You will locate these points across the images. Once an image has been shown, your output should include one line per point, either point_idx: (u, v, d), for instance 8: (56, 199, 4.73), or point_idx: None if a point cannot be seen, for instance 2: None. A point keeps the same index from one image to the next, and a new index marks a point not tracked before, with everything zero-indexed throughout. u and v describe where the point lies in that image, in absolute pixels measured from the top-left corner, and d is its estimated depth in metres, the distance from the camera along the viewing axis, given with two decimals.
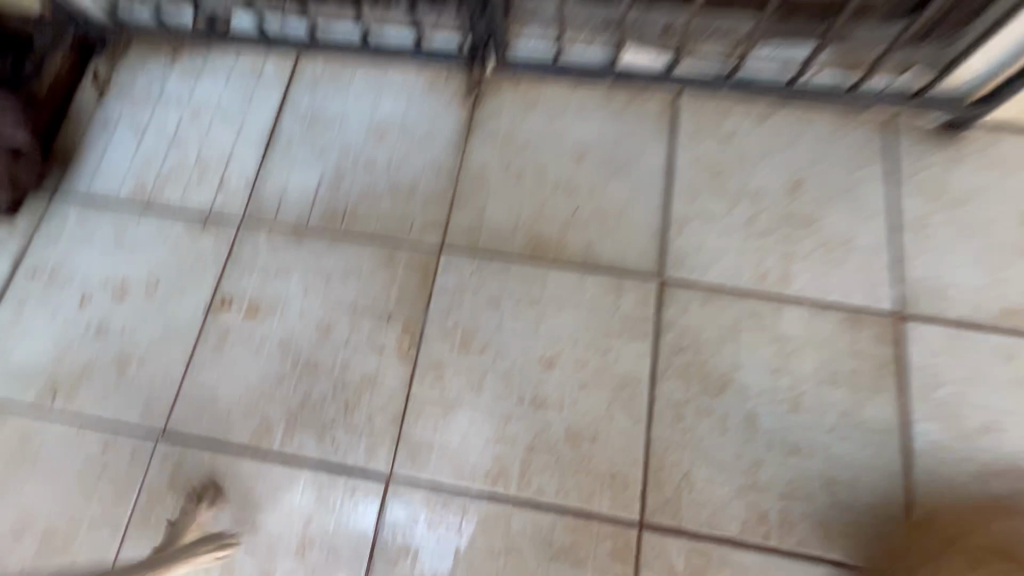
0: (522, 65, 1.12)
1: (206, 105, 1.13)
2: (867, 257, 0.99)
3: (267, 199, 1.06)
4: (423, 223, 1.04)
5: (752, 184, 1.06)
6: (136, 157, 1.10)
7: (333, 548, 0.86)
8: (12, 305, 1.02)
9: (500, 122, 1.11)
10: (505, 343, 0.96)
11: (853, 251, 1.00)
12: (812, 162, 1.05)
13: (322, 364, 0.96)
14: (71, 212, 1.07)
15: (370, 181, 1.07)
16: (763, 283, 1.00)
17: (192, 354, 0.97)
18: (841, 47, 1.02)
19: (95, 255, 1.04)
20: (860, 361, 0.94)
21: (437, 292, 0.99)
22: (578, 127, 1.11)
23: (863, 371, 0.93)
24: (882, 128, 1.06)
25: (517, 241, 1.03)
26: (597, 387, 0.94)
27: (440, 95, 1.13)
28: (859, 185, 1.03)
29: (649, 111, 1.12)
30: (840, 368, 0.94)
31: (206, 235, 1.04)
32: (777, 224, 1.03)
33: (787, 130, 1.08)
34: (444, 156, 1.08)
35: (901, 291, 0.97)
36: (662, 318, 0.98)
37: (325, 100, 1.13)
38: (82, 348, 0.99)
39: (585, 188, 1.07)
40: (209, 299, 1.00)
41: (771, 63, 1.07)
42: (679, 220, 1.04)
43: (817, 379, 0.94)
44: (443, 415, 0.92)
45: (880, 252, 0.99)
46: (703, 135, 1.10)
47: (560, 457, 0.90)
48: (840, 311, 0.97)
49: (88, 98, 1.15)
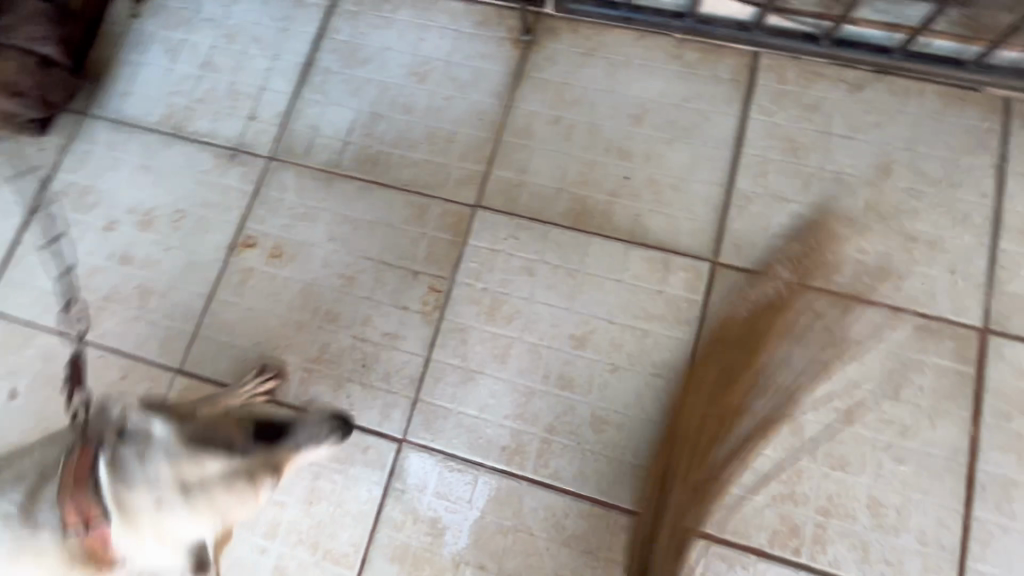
0: (585, 11, 1.01)
1: (238, 30, 1.12)
2: (955, 261, 0.88)
3: (299, 136, 1.05)
4: (459, 178, 1.00)
5: (831, 163, 0.93)
6: (168, 81, 1.12)
7: (340, 503, 0.88)
8: (43, 225, 1.06)
9: (551, 72, 1.02)
10: (535, 316, 0.92)
11: (941, 253, 0.89)
12: (907, 144, 0.92)
13: (344, 316, 0.96)
14: (100, 132, 1.10)
15: (408, 131, 1.03)
16: (828, 277, 0.89)
17: (219, 296, 0.99)
18: (968, 11, 0.88)
19: (123, 178, 1.07)
20: (929, 377, 0.85)
21: (468, 253, 0.96)
22: (637, 82, 1.00)
23: (935, 389, 0.84)
24: (1000, 111, 0.92)
25: (558, 206, 0.97)
26: (628, 372, 0.89)
27: (489, 37, 1.05)
28: (958, 176, 0.91)
29: (723, 67, 0.98)
30: (904, 381, 0.85)
31: (235, 169, 1.05)
32: (856, 212, 0.91)
33: (884, 102, 0.94)
34: (488, 106, 1.03)
35: (991, 304, 0.86)
36: (708, 306, 0.90)
37: (364, 34, 1.09)
38: (108, 271, 1.02)
39: (637, 154, 0.97)
40: (234, 238, 1.02)
41: (878, 21, 0.92)
42: (740, 197, 0.94)
43: (878, 389, 0.85)
44: (463, 384, 0.91)
45: (970, 257, 0.88)
46: (782, 100, 0.96)
47: (583, 442, 0.87)
48: (915, 319, 0.87)
49: (122, 14, 1.16)
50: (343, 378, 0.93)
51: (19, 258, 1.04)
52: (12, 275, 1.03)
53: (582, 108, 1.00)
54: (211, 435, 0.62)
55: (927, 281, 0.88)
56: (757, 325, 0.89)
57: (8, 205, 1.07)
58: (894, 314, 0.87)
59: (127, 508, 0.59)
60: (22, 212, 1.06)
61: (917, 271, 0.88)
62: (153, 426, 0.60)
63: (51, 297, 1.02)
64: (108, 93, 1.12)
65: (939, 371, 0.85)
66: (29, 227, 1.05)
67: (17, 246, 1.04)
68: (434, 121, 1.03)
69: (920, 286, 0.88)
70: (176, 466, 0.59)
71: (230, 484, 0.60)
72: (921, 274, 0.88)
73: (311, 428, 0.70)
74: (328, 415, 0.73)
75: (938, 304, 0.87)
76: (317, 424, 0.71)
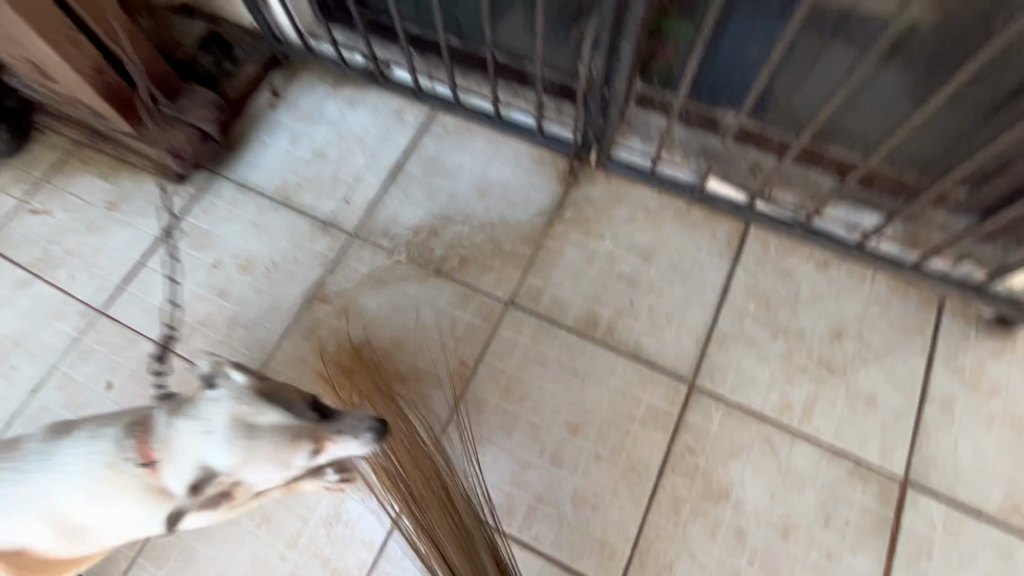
0: (619, 169, 1.29)
1: (351, 133, 1.43)
2: (887, 419, 1.08)
3: (381, 222, 1.33)
4: (499, 277, 1.25)
5: (797, 321, 1.16)
6: (286, 160, 1.41)
7: (354, 528, 1.05)
8: (163, 254, 1.32)
9: (586, 209, 1.30)
10: (541, 401, 1.13)
11: (875, 411, 1.09)
12: (857, 317, 1.15)
13: (388, 372, 1.18)
14: (224, 190, 1.38)
15: (464, 233, 1.30)
16: (782, 412, 1.10)
17: (292, 337, 1.23)
18: (908, 226, 1.13)
19: (234, 229, 1.34)
20: (855, 511, 1.03)
21: (496, 340, 1.19)
22: (651, 229, 1.26)
23: (856, 522, 1.02)
24: (933, 305, 1.15)
25: (574, 315, 1.20)
26: (609, 462, 1.08)
27: (542, 172, 1.34)
28: (896, 350, 1.13)
29: (720, 229, 1.25)
30: (834, 511, 1.03)
31: (324, 238, 1.31)
32: (812, 364, 1.13)
33: (842, 281, 1.19)
34: (531, 226, 1.29)
35: (913, 460, 1.05)
36: (683, 418, 1.10)
37: (446, 151, 1.39)
38: (207, 301, 1.27)
39: (643, 284, 1.22)
40: (313, 292, 1.26)
41: (842, 220, 1.18)
42: (720, 334, 1.16)
43: (812, 514, 1.03)
44: (473, 446, 1.10)
45: (899, 418, 1.08)
46: (763, 264, 1.21)
47: (563, 514, 1.05)
48: (849, 461, 1.06)
49: (262, 103, 1.47)
50: None
51: (140, 276, 1.30)
52: (132, 289, 1.28)
53: (605, 240, 1.26)
54: (274, 394, 0.83)
55: (862, 431, 1.08)
56: (719, 441, 1.08)
57: (142, 234, 1.34)
58: (834, 454, 1.06)
59: (184, 426, 0.80)
60: (152, 242, 1.33)
61: (855, 420, 1.08)
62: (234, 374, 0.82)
63: (158, 312, 1.26)
64: (239, 160, 1.40)
65: (863, 507, 1.03)
66: (153, 254, 1.32)
67: (141, 268, 1.31)
68: (487, 228, 1.30)
69: (856, 433, 1.08)
70: (238, 408, 0.79)
71: (276, 432, 0.79)
72: (858, 424, 1.08)
73: (356, 417, 0.86)
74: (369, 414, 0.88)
75: (869, 452, 1.06)
76: (362, 415, 0.87)
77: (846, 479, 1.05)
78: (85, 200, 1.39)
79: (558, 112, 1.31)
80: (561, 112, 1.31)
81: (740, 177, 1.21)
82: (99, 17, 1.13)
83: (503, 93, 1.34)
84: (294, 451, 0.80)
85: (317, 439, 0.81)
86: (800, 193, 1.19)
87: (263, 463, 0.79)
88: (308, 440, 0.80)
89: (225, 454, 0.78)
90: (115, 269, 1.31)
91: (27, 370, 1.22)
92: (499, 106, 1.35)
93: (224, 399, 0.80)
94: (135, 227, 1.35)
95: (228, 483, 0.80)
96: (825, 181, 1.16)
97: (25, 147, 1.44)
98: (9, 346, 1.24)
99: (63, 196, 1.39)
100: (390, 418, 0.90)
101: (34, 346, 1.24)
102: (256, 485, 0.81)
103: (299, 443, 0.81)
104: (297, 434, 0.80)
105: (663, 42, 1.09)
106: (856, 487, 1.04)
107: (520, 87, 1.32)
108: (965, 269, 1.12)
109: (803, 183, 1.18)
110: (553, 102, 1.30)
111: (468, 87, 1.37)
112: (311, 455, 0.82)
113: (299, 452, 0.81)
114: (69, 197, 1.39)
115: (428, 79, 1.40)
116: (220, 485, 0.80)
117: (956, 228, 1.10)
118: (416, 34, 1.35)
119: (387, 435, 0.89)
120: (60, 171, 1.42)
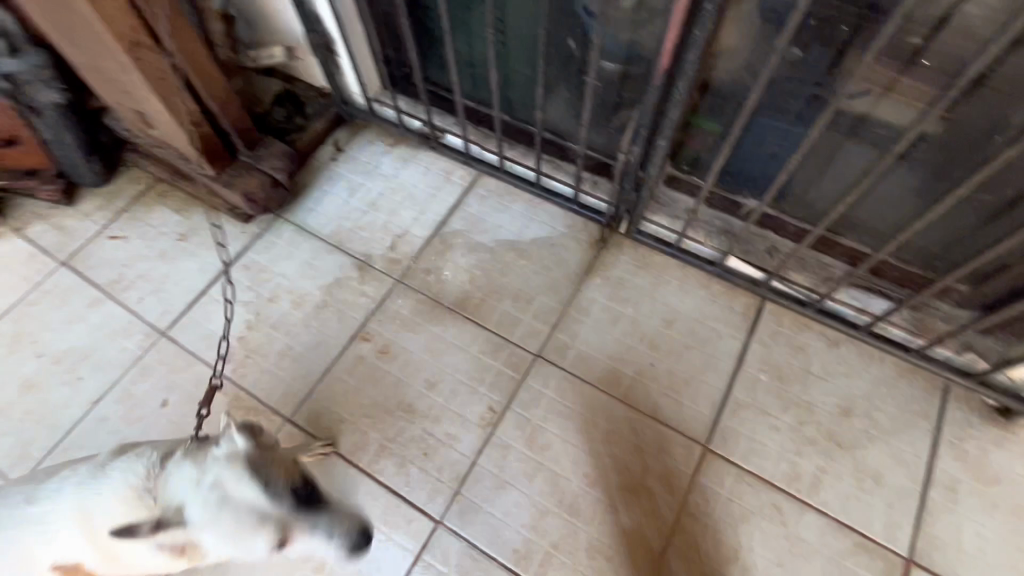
0: (646, 239, 1.41)
1: (403, 187, 1.58)
2: (892, 496, 1.13)
3: (424, 271, 1.45)
4: (529, 331, 1.35)
5: (807, 395, 1.23)
6: (343, 208, 1.55)
7: (379, 558, 1.12)
8: (225, 284, 1.45)
9: (613, 273, 1.41)
10: (563, 451, 1.20)
11: (881, 487, 1.14)
12: (865, 396, 1.22)
13: (420, 411, 1.26)
14: (285, 232, 1.52)
15: (499, 287, 1.41)
16: (791, 482, 1.15)
17: (333, 371, 1.32)
18: (914, 314, 1.23)
19: (290, 267, 1.47)
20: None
21: (524, 389, 1.28)
22: (673, 297, 1.36)
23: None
24: (938, 390, 1.22)
25: (597, 371, 1.29)
26: (623, 515, 1.14)
27: (575, 236, 1.46)
28: (902, 431, 1.19)
29: (737, 302, 1.35)
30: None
31: (371, 281, 1.44)
32: (820, 437, 1.19)
33: (851, 360, 1.26)
34: (562, 285, 1.40)
35: (917, 540, 1.09)
36: (695, 479, 1.16)
37: (487, 210, 1.52)
38: (260, 331, 1.38)
39: (663, 347, 1.31)
40: (357, 331, 1.37)
41: (852, 304, 1.26)
42: (734, 401, 1.24)
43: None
44: (496, 489, 1.17)
45: (903, 496, 1.13)
46: (777, 337, 1.30)
47: (577, 562, 1.10)
48: (855, 535, 1.10)
49: (325, 156, 1.63)
50: (407, 458, 1.21)
51: (201, 304, 1.42)
52: (193, 315, 1.41)
53: (630, 303, 1.37)
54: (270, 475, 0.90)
55: (868, 506, 1.12)
56: (730, 505, 1.14)
57: (207, 265, 1.48)
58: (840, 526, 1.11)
59: (185, 478, 0.89)
60: (215, 273, 1.47)
61: (862, 495, 1.13)
62: (240, 441, 0.91)
63: (214, 338, 1.37)
64: (300, 206, 1.56)
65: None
66: (215, 284, 1.45)
67: (203, 296, 1.43)
68: (520, 283, 1.41)
69: (862, 508, 1.12)
70: (234, 473, 0.88)
71: (249, 510, 0.87)
72: (864, 499, 1.13)
73: (333, 521, 0.95)
74: (346, 519, 0.97)
75: (874, 527, 1.11)
76: (340, 523, 0.96)
77: (852, 552, 1.09)
78: (159, 231, 1.53)
79: (593, 185, 1.44)
80: (597, 186, 1.44)
81: (757, 257, 1.32)
82: (201, 79, 1.30)
83: (545, 164, 1.49)
84: (257, 533, 0.87)
85: (282, 530, 0.89)
86: (812, 275, 1.29)
87: (223, 534, 0.86)
88: (275, 530, 0.88)
89: (196, 517, 0.86)
90: (180, 295, 1.44)
91: (91, 382, 1.32)
92: (541, 174, 1.49)
93: (228, 462, 0.89)
94: (202, 259, 1.49)
95: (183, 540, 0.87)
96: (837, 267, 1.27)
97: (112, 180, 1.61)
98: (77, 358, 1.35)
99: (140, 226, 1.54)
100: (359, 532, 0.99)
101: (100, 360, 1.35)
102: (203, 551, 0.90)
103: (266, 528, 0.88)
104: (274, 525, 0.88)
105: (693, 134, 1.24)
106: (861, 561, 1.08)
107: (562, 161, 1.47)
108: (967, 358, 1.21)
109: (816, 267, 1.29)
110: (590, 175, 1.44)
111: (513, 155, 1.51)
112: (271, 545, 0.90)
113: (260, 540, 0.89)
114: (145, 226, 1.54)
115: (477, 145, 1.55)
116: (177, 539, 0.88)
117: (958, 320, 1.20)
118: (472, 108, 1.53)
119: (348, 552, 0.98)
120: (139, 203, 1.58)
